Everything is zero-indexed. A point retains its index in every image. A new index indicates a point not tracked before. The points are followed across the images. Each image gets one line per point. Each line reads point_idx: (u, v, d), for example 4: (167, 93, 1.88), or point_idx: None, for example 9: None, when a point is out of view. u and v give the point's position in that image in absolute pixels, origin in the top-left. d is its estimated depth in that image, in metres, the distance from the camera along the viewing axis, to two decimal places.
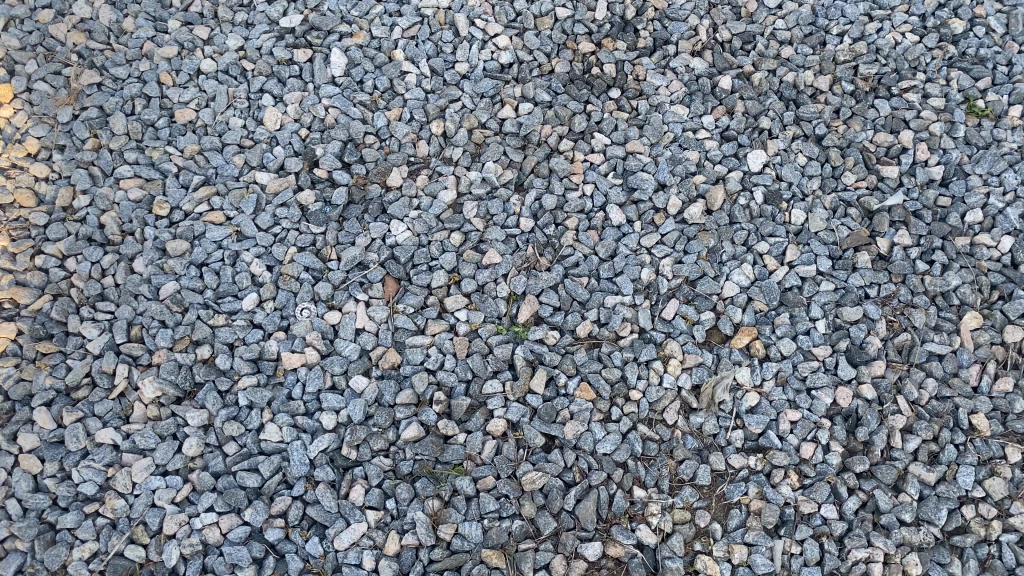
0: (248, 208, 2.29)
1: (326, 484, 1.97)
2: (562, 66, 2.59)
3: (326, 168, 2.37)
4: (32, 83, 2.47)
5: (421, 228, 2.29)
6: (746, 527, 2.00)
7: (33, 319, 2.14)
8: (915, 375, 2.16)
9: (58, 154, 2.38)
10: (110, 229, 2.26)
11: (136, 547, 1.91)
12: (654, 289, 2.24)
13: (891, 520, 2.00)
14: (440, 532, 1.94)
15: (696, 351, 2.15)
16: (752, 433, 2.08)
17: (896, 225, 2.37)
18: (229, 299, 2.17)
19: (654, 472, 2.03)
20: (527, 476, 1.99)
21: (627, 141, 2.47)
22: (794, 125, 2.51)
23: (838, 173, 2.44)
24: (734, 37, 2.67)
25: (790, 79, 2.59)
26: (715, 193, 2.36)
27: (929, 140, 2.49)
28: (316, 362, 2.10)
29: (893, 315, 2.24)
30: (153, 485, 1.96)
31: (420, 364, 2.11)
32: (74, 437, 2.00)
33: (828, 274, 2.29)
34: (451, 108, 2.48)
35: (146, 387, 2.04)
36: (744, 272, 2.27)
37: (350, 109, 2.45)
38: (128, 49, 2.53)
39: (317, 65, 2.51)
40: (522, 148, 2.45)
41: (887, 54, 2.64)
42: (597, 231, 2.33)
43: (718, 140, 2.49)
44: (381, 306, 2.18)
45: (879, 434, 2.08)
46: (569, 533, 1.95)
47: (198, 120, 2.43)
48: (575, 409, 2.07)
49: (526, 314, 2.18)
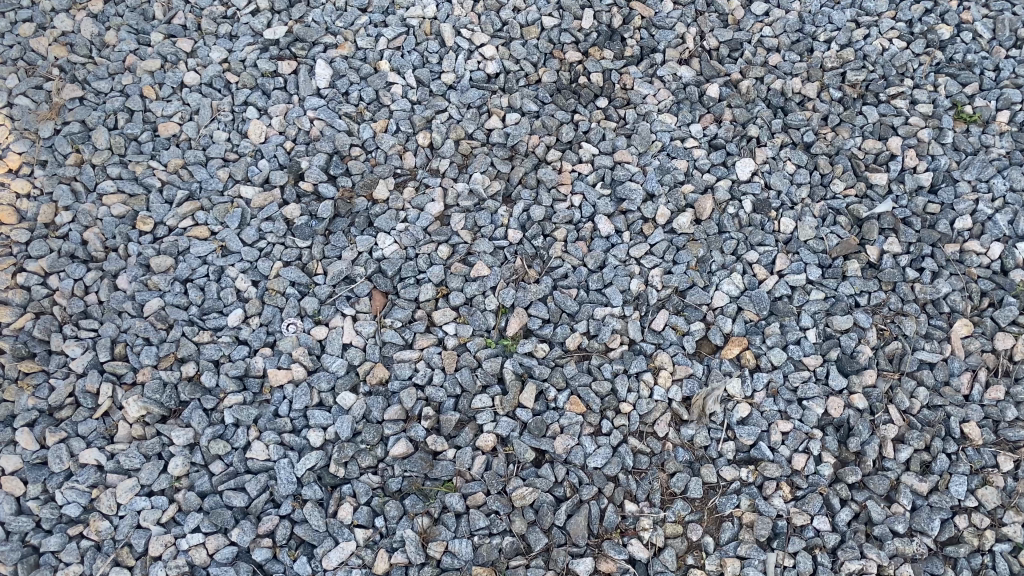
0: (233, 222, 2.27)
1: (314, 503, 1.94)
2: (549, 75, 2.59)
3: (311, 181, 2.34)
4: (13, 98, 2.45)
5: (409, 241, 2.26)
6: (738, 540, 1.98)
7: (14, 338, 2.10)
8: (907, 384, 2.15)
9: (39, 169, 2.34)
10: (93, 245, 2.23)
11: (121, 569, 1.88)
12: (644, 299, 2.22)
13: (884, 531, 1.99)
14: (429, 550, 1.91)
15: (687, 363, 2.14)
16: (744, 444, 2.07)
17: (886, 232, 2.36)
18: (214, 315, 2.14)
19: (645, 485, 2.01)
20: (517, 492, 1.96)
21: (616, 151, 2.46)
22: (782, 133, 2.51)
23: (826, 180, 2.44)
24: (721, 45, 2.67)
25: (778, 86, 2.59)
26: (704, 202, 2.36)
27: (917, 147, 2.49)
28: (302, 379, 2.07)
29: (884, 323, 2.24)
30: (138, 506, 1.93)
31: (407, 379, 2.09)
32: (57, 458, 1.96)
33: (819, 283, 2.28)
34: (438, 119, 2.46)
35: (131, 406, 2.01)
36: (734, 281, 2.26)
37: (335, 122, 2.43)
38: (111, 63, 2.50)
39: (302, 76, 2.49)
40: (509, 158, 2.44)
41: (875, 60, 2.64)
42: (585, 242, 2.31)
43: (706, 148, 2.48)
44: (368, 321, 2.16)
45: (872, 444, 2.07)
46: (561, 549, 1.93)
47: (182, 134, 2.41)
48: (565, 422, 2.06)
49: (515, 328, 2.16)
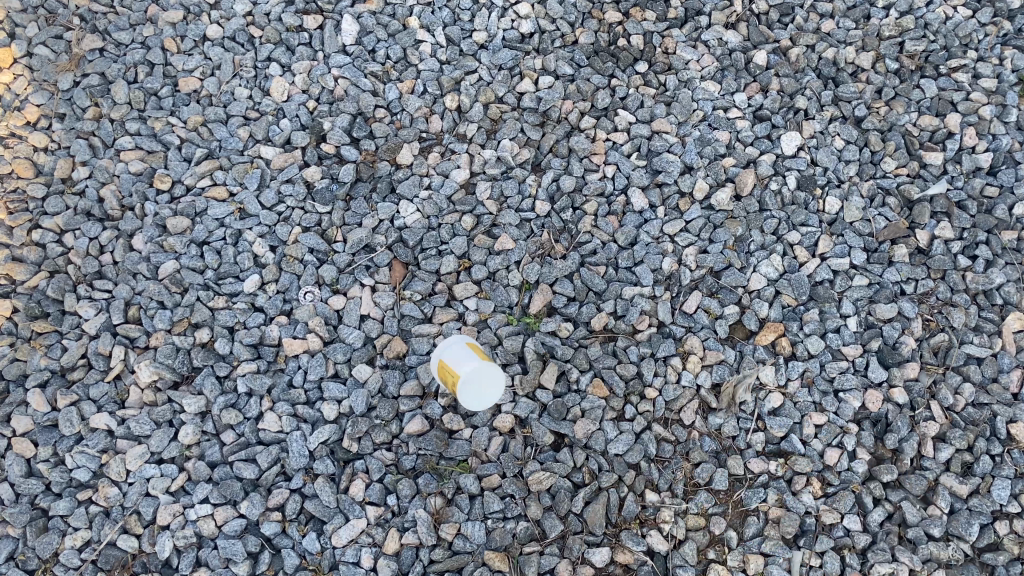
0: (252, 183, 2.19)
1: (326, 478, 1.88)
2: (586, 36, 2.45)
3: (334, 143, 2.25)
4: (32, 47, 2.36)
5: (431, 209, 2.18)
6: (763, 536, 1.90)
7: (28, 297, 2.06)
8: (952, 380, 2.05)
9: (57, 123, 2.28)
10: (110, 204, 2.17)
11: (129, 537, 1.83)
12: (676, 280, 2.12)
13: (919, 534, 1.90)
14: (441, 531, 1.84)
15: (717, 348, 2.05)
16: (774, 436, 1.97)
17: (937, 217, 2.23)
18: (230, 280, 2.08)
19: (668, 475, 1.93)
20: (534, 476, 1.89)
21: (653, 120, 2.33)
22: (832, 105, 2.36)
23: (877, 159, 2.30)
24: (771, 9, 2.50)
25: (831, 55, 2.42)
26: (745, 176, 2.22)
27: (978, 125, 2.33)
28: (318, 350, 2.01)
29: (930, 313, 2.12)
30: (148, 474, 1.88)
31: (425, 355, 2.02)
32: (68, 420, 1.92)
33: (863, 268, 2.16)
34: (467, 81, 2.35)
35: (142, 371, 1.96)
36: (773, 263, 2.14)
37: (361, 81, 2.32)
38: (132, 13, 2.41)
39: (327, 32, 2.38)
40: (540, 125, 2.32)
41: (937, 29, 2.46)
42: (616, 216, 2.21)
43: (750, 120, 2.34)
44: (387, 292, 2.09)
45: (910, 442, 1.97)
46: (576, 537, 1.86)
47: (203, 90, 2.32)
48: (586, 406, 1.97)
49: (538, 305, 2.08)
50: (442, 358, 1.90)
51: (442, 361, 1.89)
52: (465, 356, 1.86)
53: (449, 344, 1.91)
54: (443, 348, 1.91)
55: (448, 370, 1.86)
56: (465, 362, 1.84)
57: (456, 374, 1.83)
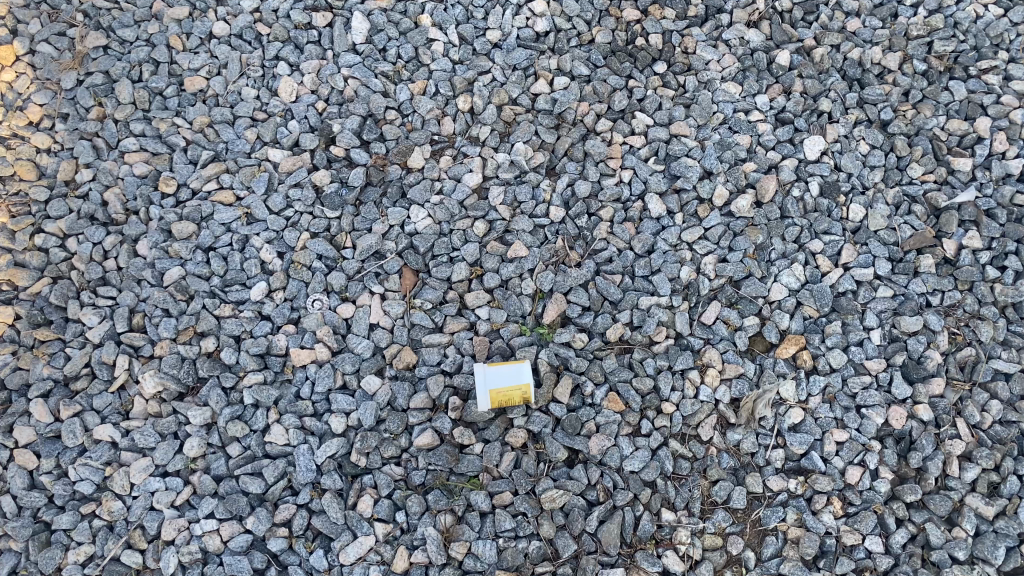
0: (259, 187, 2.13)
1: (333, 493, 1.84)
2: (603, 35, 2.37)
3: (343, 146, 2.19)
4: (35, 45, 2.31)
5: (443, 215, 2.12)
6: (781, 557, 1.84)
7: (31, 304, 2.02)
8: (978, 396, 1.98)
9: (60, 123, 2.23)
10: (114, 207, 2.12)
11: (132, 552, 1.80)
12: (694, 289, 2.06)
13: (943, 557, 1.83)
14: (451, 550, 1.80)
15: (736, 361, 1.99)
16: (794, 453, 1.92)
17: (966, 225, 2.15)
18: (237, 287, 2.03)
19: (684, 493, 1.87)
20: (547, 494, 1.84)
21: (672, 122, 2.25)
22: (857, 108, 2.28)
23: (903, 164, 2.22)
24: (795, 7, 2.41)
25: (856, 56, 2.34)
26: (767, 182, 2.15)
27: (1008, 129, 2.26)
28: (326, 360, 1.97)
29: (956, 326, 2.05)
30: (152, 487, 1.84)
31: (435, 366, 1.96)
32: (71, 432, 1.88)
33: (887, 279, 2.09)
34: (480, 82, 2.28)
35: (147, 381, 1.91)
36: (795, 273, 2.07)
37: (371, 81, 2.26)
38: (137, 9, 2.35)
39: (337, 30, 2.32)
40: (555, 127, 2.25)
41: (966, 29, 2.39)
42: (633, 223, 2.14)
43: (772, 123, 2.26)
44: (397, 300, 2.03)
45: (935, 461, 1.91)
46: (590, 558, 1.81)
47: (209, 89, 2.26)
48: (601, 421, 1.92)
49: (552, 315, 2.02)
50: (494, 389, 1.89)
51: (497, 391, 1.89)
52: (503, 372, 1.90)
53: (487, 374, 1.89)
54: (484, 380, 1.89)
55: (511, 392, 1.90)
56: (517, 373, 1.90)
57: (525, 385, 1.90)
